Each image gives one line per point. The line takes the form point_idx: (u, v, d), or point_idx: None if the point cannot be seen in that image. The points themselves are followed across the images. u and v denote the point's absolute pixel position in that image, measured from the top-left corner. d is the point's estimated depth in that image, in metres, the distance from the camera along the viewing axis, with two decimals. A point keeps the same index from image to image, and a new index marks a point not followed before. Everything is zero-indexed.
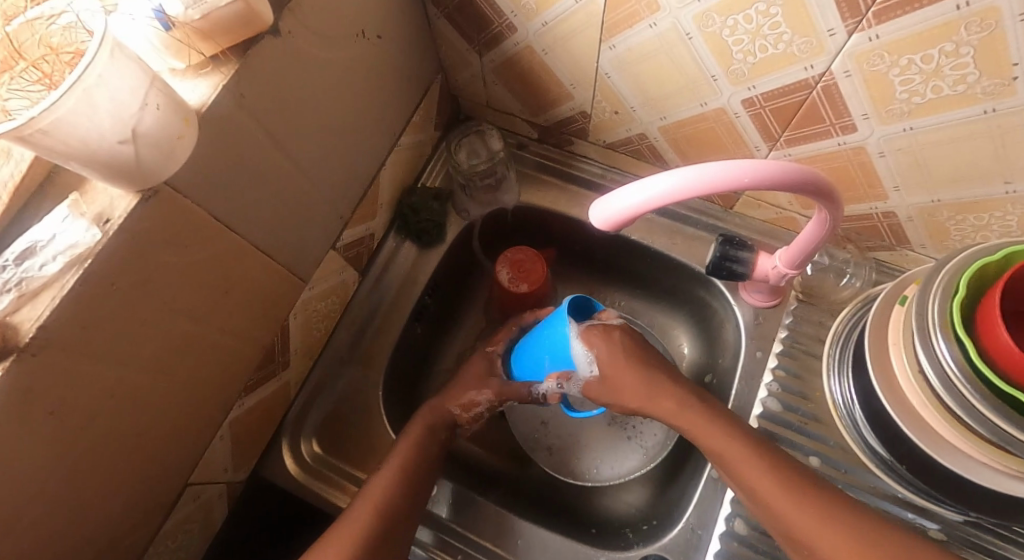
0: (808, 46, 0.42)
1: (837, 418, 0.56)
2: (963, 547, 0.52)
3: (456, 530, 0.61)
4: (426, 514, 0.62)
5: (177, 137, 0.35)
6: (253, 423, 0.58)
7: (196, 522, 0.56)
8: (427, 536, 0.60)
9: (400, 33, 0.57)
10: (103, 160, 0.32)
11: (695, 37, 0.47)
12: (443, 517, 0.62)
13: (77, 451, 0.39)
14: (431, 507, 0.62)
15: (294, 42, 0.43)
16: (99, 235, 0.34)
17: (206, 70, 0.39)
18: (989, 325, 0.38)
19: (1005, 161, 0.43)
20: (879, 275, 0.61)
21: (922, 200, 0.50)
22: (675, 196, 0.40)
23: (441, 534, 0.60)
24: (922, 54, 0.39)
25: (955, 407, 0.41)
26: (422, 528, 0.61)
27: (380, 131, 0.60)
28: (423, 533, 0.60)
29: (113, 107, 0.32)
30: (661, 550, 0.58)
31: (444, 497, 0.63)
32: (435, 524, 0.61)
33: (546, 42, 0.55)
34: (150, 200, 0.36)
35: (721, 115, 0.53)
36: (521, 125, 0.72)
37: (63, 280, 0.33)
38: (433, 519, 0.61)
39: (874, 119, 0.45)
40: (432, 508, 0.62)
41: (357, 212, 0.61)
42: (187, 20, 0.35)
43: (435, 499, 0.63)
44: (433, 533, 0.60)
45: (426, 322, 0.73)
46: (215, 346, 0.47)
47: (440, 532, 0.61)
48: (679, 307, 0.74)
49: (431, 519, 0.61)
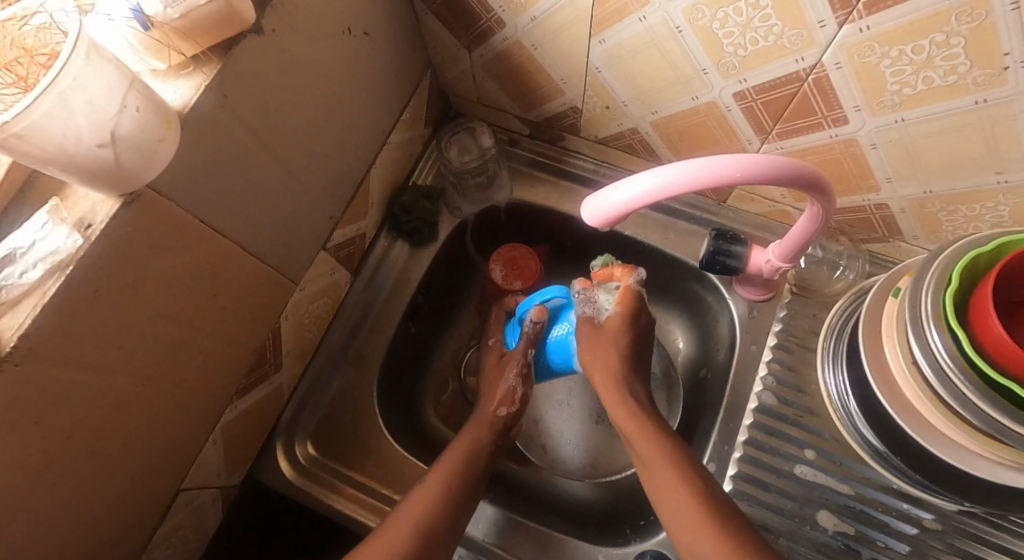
0: (799, 38, 0.42)
1: (833, 410, 0.56)
2: (958, 536, 0.53)
3: (492, 550, 0.60)
4: (464, 539, 0.60)
5: (158, 140, 0.34)
6: (244, 427, 0.58)
7: (189, 528, 0.56)
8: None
9: (388, 29, 0.57)
10: (82, 164, 0.31)
11: (685, 30, 0.46)
12: (483, 539, 0.61)
13: (66, 460, 0.38)
14: (469, 530, 0.61)
15: (278, 41, 0.42)
16: (80, 240, 0.33)
17: (187, 70, 0.38)
18: (983, 315, 0.38)
19: (997, 152, 0.43)
20: (871, 267, 0.61)
21: (914, 192, 0.50)
22: (667, 191, 0.39)
23: (484, 557, 0.59)
24: (913, 45, 0.38)
25: (949, 399, 0.41)
26: (460, 552, 0.59)
27: (369, 129, 0.59)
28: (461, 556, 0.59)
29: (91, 110, 0.31)
30: (658, 546, 0.58)
31: (481, 517, 0.62)
32: (474, 546, 0.60)
33: (535, 37, 0.55)
34: (133, 204, 0.35)
35: (713, 109, 0.53)
36: (510, 120, 0.71)
37: (44, 288, 0.32)
38: (469, 541, 0.60)
39: (866, 111, 0.45)
40: (470, 532, 0.61)
41: (347, 212, 0.60)
42: (166, 20, 0.34)
43: (472, 523, 0.61)
44: (473, 554, 0.59)
45: (419, 321, 0.72)
46: (205, 350, 0.47)
47: (479, 554, 0.59)
48: (675, 301, 0.74)
49: (468, 540, 0.60)
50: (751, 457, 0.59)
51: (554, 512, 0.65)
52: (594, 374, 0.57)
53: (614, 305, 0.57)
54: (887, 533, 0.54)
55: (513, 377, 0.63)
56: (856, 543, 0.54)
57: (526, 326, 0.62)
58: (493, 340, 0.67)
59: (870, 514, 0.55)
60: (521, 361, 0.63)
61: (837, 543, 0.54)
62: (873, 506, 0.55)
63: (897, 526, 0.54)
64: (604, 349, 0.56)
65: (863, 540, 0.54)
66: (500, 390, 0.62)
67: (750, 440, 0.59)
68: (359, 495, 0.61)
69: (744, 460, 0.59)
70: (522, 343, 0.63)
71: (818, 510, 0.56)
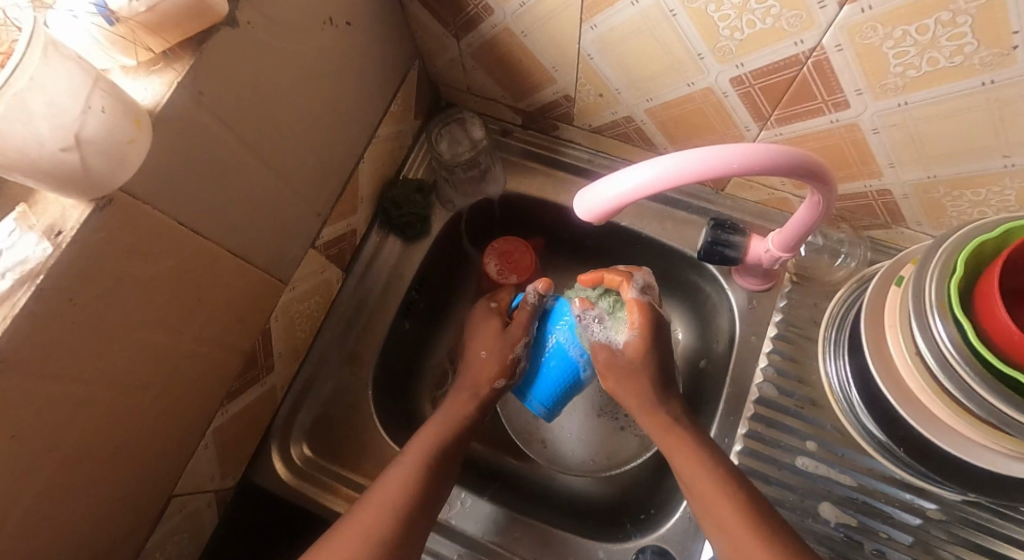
0: (797, 20, 0.40)
1: (835, 402, 0.55)
2: (961, 525, 0.52)
3: (485, 545, 0.59)
4: (441, 525, 0.60)
5: (128, 141, 0.33)
6: (236, 431, 0.56)
7: (185, 533, 0.55)
8: (451, 549, 0.59)
9: (371, 18, 0.55)
10: (46, 169, 0.30)
11: (679, 13, 0.44)
12: (466, 529, 0.60)
13: (47, 473, 0.37)
14: (451, 520, 0.61)
15: (253, 33, 0.41)
16: (50, 248, 0.32)
17: (157, 66, 0.36)
18: (989, 305, 0.37)
19: (1004, 135, 0.41)
20: (873, 254, 0.59)
21: (918, 176, 0.49)
22: (660, 183, 0.38)
23: (463, 547, 0.59)
24: (917, 25, 0.37)
25: (953, 390, 0.40)
26: (437, 539, 0.59)
27: (355, 124, 0.57)
28: (441, 546, 0.59)
29: (51, 112, 0.30)
30: (661, 541, 0.58)
31: (461, 507, 0.61)
32: (460, 538, 0.60)
33: (524, 24, 0.53)
34: (105, 208, 0.34)
35: (709, 95, 0.51)
36: (503, 111, 0.69)
37: (13, 299, 0.31)
38: (452, 531, 0.60)
39: (868, 95, 0.43)
40: (449, 519, 0.61)
41: (335, 209, 0.58)
42: (131, 14, 0.33)
43: (451, 510, 0.61)
44: (453, 544, 0.59)
45: (414, 317, 0.71)
46: (190, 355, 0.46)
47: (465, 546, 0.59)
48: (672, 291, 0.72)
49: (445, 528, 0.60)
50: (752, 450, 0.58)
51: (555, 509, 0.64)
52: (624, 380, 0.55)
53: (628, 328, 0.54)
54: (890, 524, 0.53)
55: (519, 347, 0.58)
56: (858, 534, 0.54)
57: (530, 298, 0.59)
58: (498, 303, 0.63)
59: (873, 504, 0.54)
60: (523, 331, 0.58)
61: (840, 535, 0.54)
62: (875, 497, 0.54)
63: (900, 517, 0.53)
64: (630, 375, 0.54)
65: (865, 531, 0.54)
66: (494, 357, 0.58)
67: (751, 432, 0.58)
68: (356, 496, 0.61)
69: (744, 453, 0.58)
70: (525, 315, 0.58)
71: (820, 501, 0.55)
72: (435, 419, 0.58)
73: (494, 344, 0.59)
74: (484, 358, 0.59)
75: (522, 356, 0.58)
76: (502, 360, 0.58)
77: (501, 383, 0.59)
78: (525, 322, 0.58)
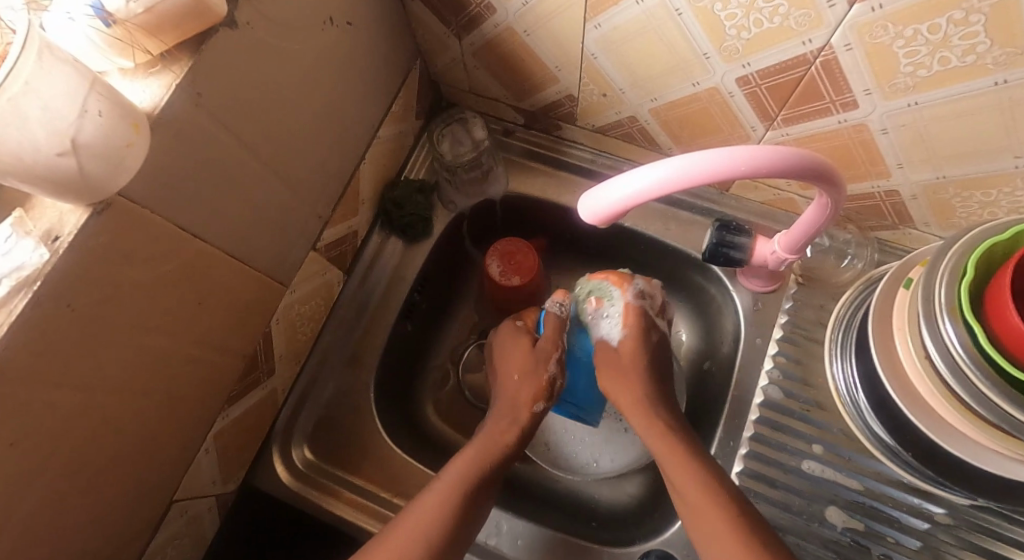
0: (805, 19, 0.40)
1: (842, 407, 0.55)
2: (969, 530, 0.52)
3: None
4: (476, 547, 0.59)
5: (125, 144, 0.32)
6: (237, 435, 0.56)
7: (186, 538, 0.54)
8: None
9: (371, 18, 0.54)
10: (42, 174, 0.30)
11: (685, 12, 0.44)
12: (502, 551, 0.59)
13: (47, 481, 0.37)
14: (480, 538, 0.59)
15: (253, 34, 0.40)
16: (46, 254, 0.31)
17: (155, 68, 0.36)
18: (1000, 307, 0.36)
19: (1015, 135, 0.41)
20: (881, 255, 0.58)
21: (927, 177, 0.48)
22: (664, 186, 0.37)
23: None
24: (928, 24, 0.36)
25: (963, 394, 0.39)
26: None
27: (356, 125, 0.57)
28: None
29: (46, 116, 0.29)
30: (665, 545, 0.57)
31: (498, 530, 0.60)
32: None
33: (527, 23, 0.52)
34: (103, 213, 0.33)
35: (715, 95, 0.50)
36: (506, 111, 0.69)
37: (11, 305, 0.31)
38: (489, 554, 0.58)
39: (877, 95, 0.43)
40: (486, 541, 0.59)
41: (336, 211, 0.58)
42: (128, 15, 0.32)
43: (489, 532, 0.59)
44: None
45: (416, 319, 0.70)
46: (191, 359, 0.45)
47: None
48: (676, 292, 0.72)
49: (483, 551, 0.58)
50: (757, 453, 0.57)
51: (559, 512, 0.64)
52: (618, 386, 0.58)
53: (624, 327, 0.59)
54: (898, 528, 0.53)
55: (552, 363, 0.60)
56: (865, 539, 0.53)
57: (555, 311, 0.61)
58: (525, 322, 0.64)
59: (880, 509, 0.53)
60: (554, 347, 0.60)
61: (847, 540, 0.53)
62: (882, 501, 0.54)
63: (907, 521, 0.53)
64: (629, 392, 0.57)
65: (872, 536, 0.53)
66: (532, 383, 0.59)
67: (756, 436, 0.58)
68: (359, 499, 0.60)
69: (750, 457, 0.58)
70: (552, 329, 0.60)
71: (826, 506, 0.55)
72: (469, 448, 0.56)
73: (526, 367, 0.60)
74: (519, 383, 0.60)
75: (556, 373, 0.60)
76: (539, 383, 0.59)
77: (542, 405, 0.60)
78: (553, 339, 0.60)
